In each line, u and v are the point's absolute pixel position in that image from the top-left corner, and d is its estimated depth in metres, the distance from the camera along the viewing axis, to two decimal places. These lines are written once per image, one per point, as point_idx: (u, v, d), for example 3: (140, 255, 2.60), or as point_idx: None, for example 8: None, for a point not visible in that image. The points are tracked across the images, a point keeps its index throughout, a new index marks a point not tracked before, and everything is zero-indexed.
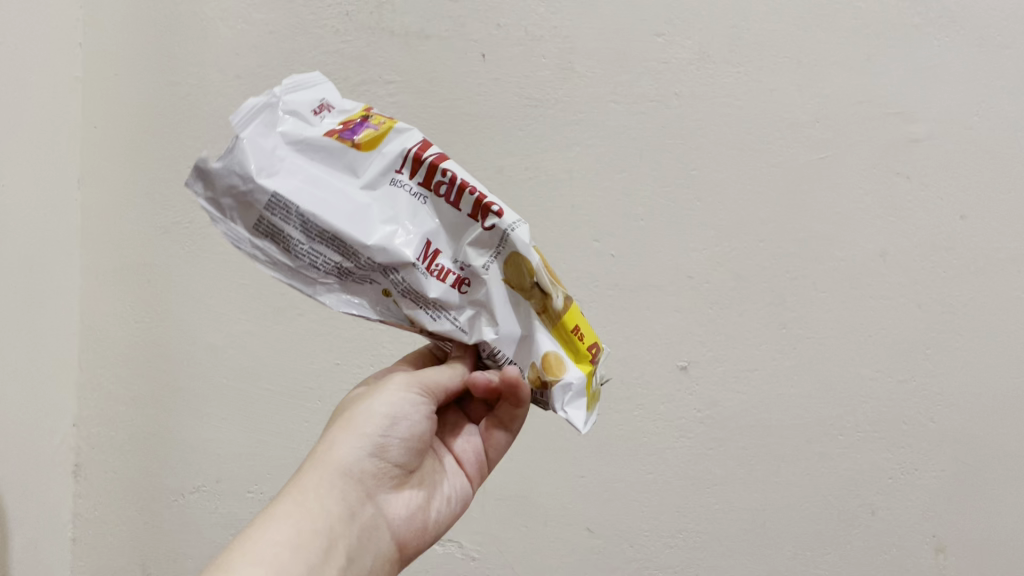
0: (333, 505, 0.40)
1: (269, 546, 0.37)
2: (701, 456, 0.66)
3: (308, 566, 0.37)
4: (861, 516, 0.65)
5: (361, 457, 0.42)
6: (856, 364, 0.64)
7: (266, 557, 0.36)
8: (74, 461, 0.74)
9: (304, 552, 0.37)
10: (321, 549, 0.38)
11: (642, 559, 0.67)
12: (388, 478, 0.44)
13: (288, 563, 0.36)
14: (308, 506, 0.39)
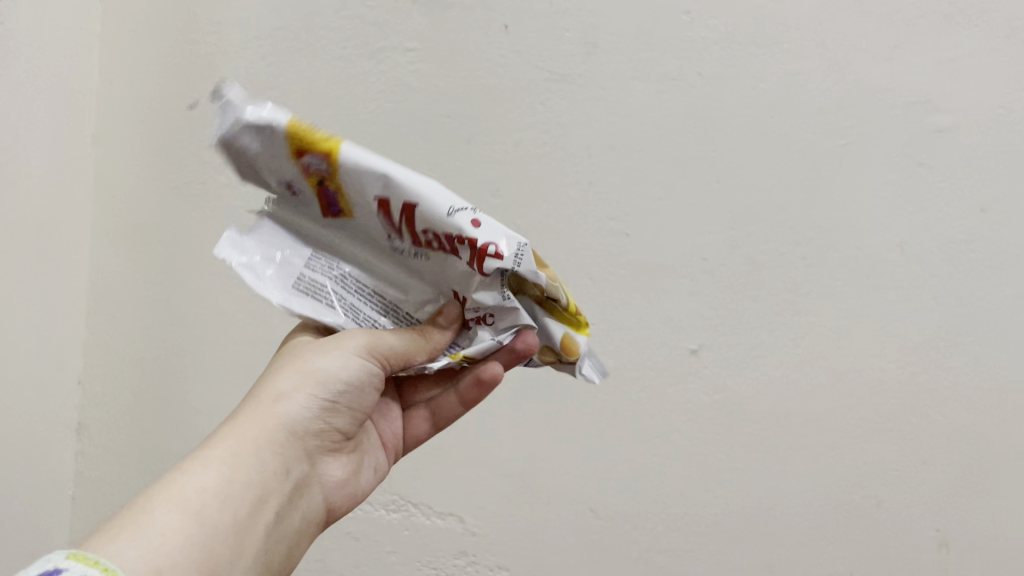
0: (270, 462, 0.39)
1: (199, 493, 0.35)
2: (707, 441, 0.66)
3: (232, 523, 0.35)
4: (865, 508, 0.64)
5: (303, 419, 0.41)
6: (868, 355, 0.63)
7: (193, 505, 0.34)
8: (78, 419, 0.75)
9: (232, 507, 0.36)
10: (248, 511, 0.36)
11: (641, 541, 0.67)
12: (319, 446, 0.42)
13: (211, 516, 0.35)
14: (241, 458, 0.37)
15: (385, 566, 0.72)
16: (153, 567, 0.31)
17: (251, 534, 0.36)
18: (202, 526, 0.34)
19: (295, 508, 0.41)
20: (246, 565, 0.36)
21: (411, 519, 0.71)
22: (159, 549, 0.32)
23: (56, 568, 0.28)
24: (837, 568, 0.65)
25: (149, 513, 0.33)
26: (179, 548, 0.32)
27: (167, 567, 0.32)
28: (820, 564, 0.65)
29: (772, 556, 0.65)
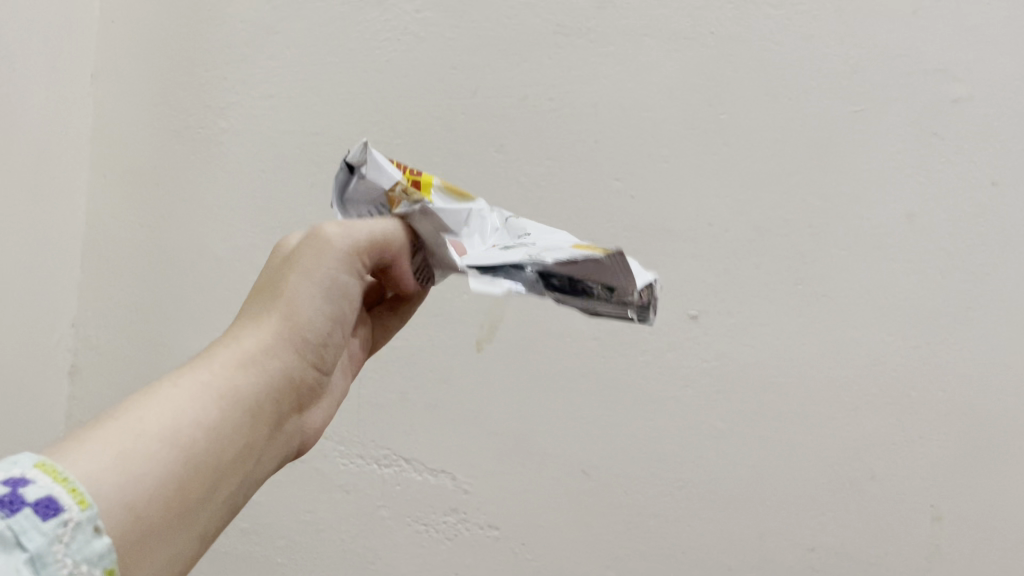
0: (265, 400, 0.36)
1: (188, 423, 0.32)
2: (705, 407, 0.65)
3: (212, 454, 0.33)
4: (859, 480, 0.63)
5: (303, 355, 0.38)
6: (871, 327, 0.62)
7: (182, 435, 0.32)
8: (71, 361, 0.75)
9: (221, 438, 0.33)
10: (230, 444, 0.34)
11: (634, 505, 0.67)
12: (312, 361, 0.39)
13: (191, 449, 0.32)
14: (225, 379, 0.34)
15: (378, 521, 0.72)
16: (128, 500, 0.29)
17: (230, 475, 0.34)
18: (184, 463, 0.31)
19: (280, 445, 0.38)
20: (218, 508, 0.33)
21: (405, 474, 0.71)
22: (138, 480, 0.29)
23: (23, 481, 0.26)
24: (830, 539, 0.64)
25: (135, 434, 0.30)
26: (158, 482, 0.30)
27: (142, 503, 0.29)
28: (813, 533, 0.64)
29: (764, 524, 0.65)
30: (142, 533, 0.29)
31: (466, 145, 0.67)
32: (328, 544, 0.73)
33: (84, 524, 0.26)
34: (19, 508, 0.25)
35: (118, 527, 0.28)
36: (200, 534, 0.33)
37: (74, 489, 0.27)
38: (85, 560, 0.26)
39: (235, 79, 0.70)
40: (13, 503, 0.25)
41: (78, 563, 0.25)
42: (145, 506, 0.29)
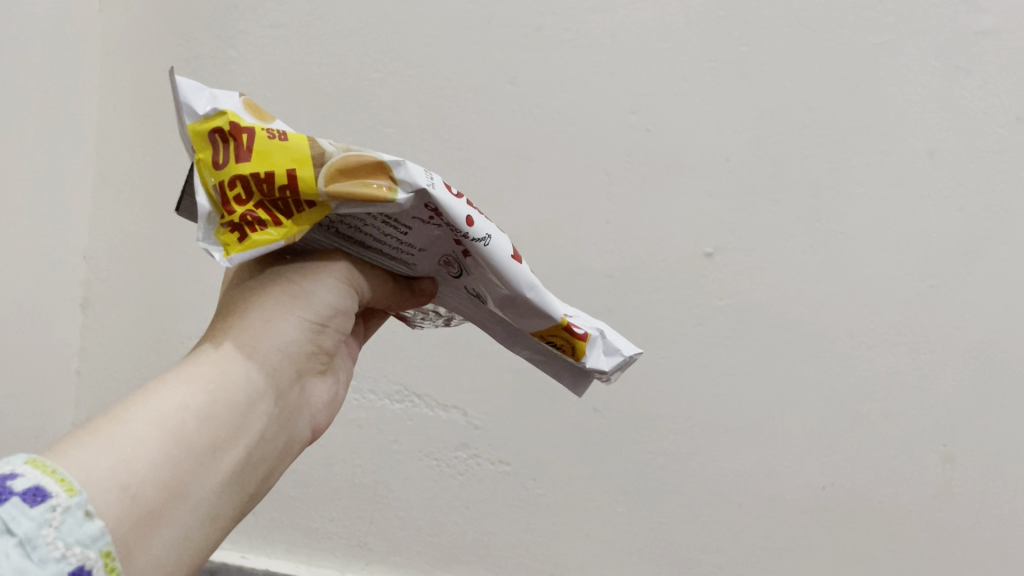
0: (263, 382, 0.33)
1: (176, 408, 0.29)
2: (717, 344, 0.65)
3: (207, 452, 0.30)
4: (873, 419, 0.63)
5: (293, 353, 0.34)
6: (889, 265, 0.62)
7: (171, 418, 0.29)
8: (83, 295, 0.74)
9: (216, 433, 0.30)
10: (225, 444, 0.30)
11: (645, 443, 0.67)
12: (310, 363, 0.36)
13: (185, 443, 0.29)
14: (212, 374, 0.31)
15: (389, 457, 0.72)
16: (120, 483, 0.26)
17: (234, 454, 0.31)
18: (176, 443, 0.28)
19: (284, 431, 0.35)
20: (225, 489, 0.30)
21: (416, 410, 0.71)
22: (128, 464, 0.27)
23: (10, 471, 0.23)
24: (840, 477, 0.64)
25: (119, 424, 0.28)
26: (152, 464, 0.27)
27: (137, 487, 0.26)
28: (823, 472, 0.64)
29: (776, 463, 0.65)
30: (143, 514, 0.26)
31: (478, 77, 0.66)
32: (340, 478, 0.73)
33: (75, 509, 0.24)
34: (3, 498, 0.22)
35: (115, 507, 0.25)
36: (208, 517, 0.30)
37: (62, 478, 0.24)
38: (80, 542, 0.23)
39: (247, 9, 0.69)
40: None
41: (71, 546, 0.23)
42: (140, 486, 0.27)
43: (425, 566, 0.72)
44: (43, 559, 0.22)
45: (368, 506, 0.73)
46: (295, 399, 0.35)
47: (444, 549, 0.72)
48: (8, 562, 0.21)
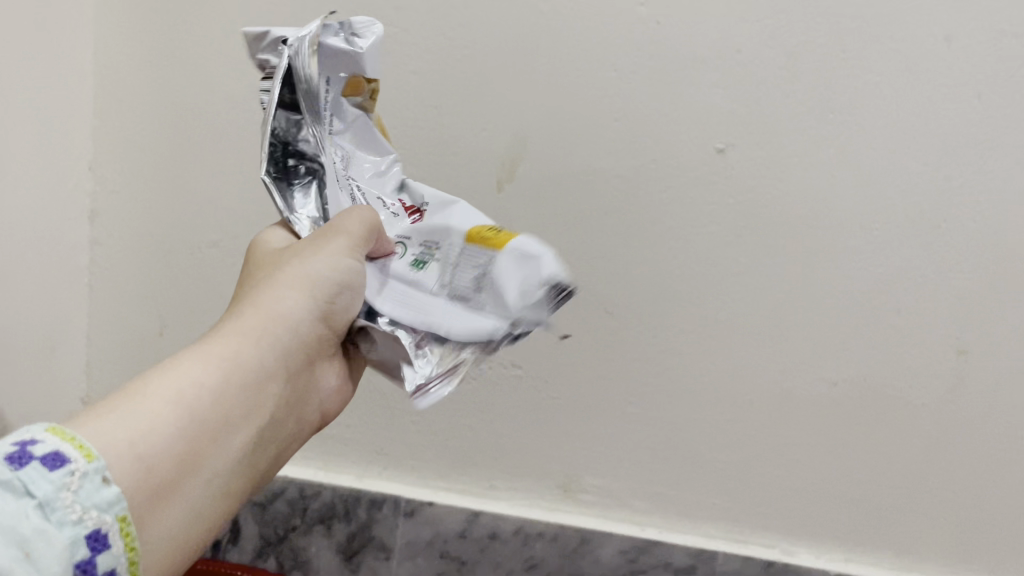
0: (264, 365, 0.41)
1: (190, 388, 0.36)
2: (730, 243, 0.64)
3: (217, 423, 0.37)
4: (886, 313, 0.64)
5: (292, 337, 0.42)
6: (902, 156, 0.61)
7: (188, 397, 0.36)
8: (91, 207, 0.72)
9: (224, 406, 0.37)
10: (230, 419, 0.38)
11: (659, 343, 0.67)
12: (306, 353, 0.44)
13: (202, 412, 0.36)
14: (226, 353, 0.39)
15: None
16: (142, 454, 0.32)
17: (237, 435, 0.38)
18: (190, 419, 0.35)
19: (279, 412, 0.42)
20: (229, 463, 0.38)
21: None
22: (148, 435, 0.33)
23: (32, 438, 0.29)
24: (849, 373, 0.66)
25: (140, 399, 0.34)
26: (169, 434, 0.34)
27: (151, 453, 0.33)
28: (834, 368, 0.66)
29: (789, 358, 0.66)
30: (158, 485, 0.33)
31: None
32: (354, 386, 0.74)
33: (92, 474, 0.29)
34: (27, 462, 0.28)
35: (136, 473, 0.32)
36: (211, 487, 0.37)
37: (80, 445, 0.30)
38: (95, 506, 0.29)
39: None
40: (22, 458, 0.28)
41: (86, 509, 0.28)
42: (158, 454, 0.33)
43: (442, 469, 0.74)
44: (60, 519, 0.27)
45: (383, 410, 0.74)
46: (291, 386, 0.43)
47: (460, 452, 0.74)
48: (29, 521, 0.26)
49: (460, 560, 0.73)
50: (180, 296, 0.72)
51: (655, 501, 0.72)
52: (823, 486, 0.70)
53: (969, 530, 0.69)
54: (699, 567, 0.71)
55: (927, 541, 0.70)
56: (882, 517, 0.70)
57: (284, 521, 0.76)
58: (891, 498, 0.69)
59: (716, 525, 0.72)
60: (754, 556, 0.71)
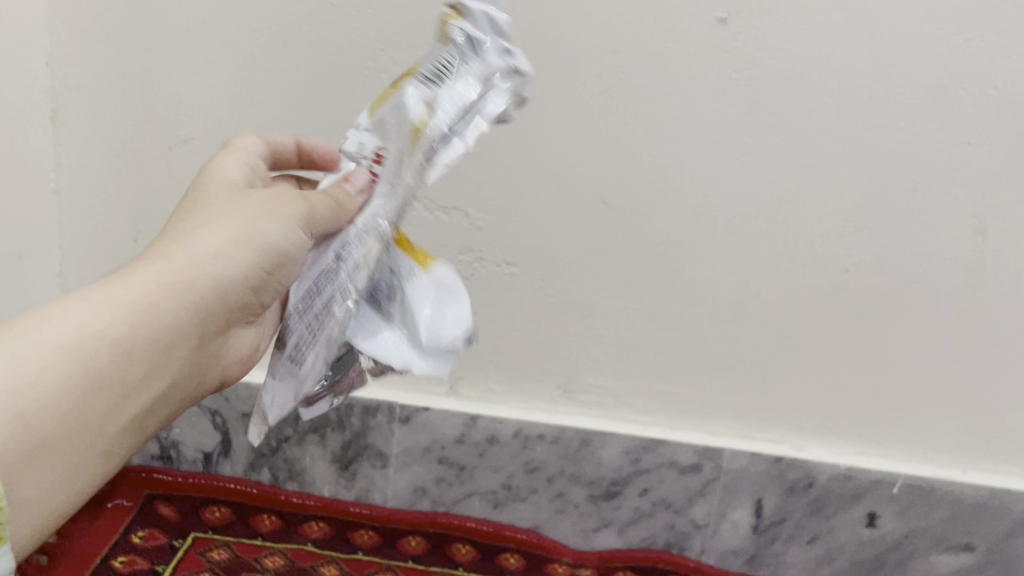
0: (188, 319, 0.35)
1: (95, 331, 0.31)
2: (735, 122, 0.60)
3: (114, 387, 0.32)
4: (901, 192, 0.60)
5: (229, 289, 0.37)
6: (921, 20, 0.56)
7: (90, 347, 0.31)
8: (51, 106, 0.66)
9: (128, 363, 0.32)
10: (132, 379, 0.33)
11: (660, 234, 0.64)
12: (236, 311, 0.38)
13: (103, 370, 0.31)
14: (145, 295, 0.33)
15: None
16: (21, 410, 0.28)
17: (139, 393, 0.33)
18: (87, 373, 0.30)
19: (191, 371, 0.37)
20: (118, 430, 0.33)
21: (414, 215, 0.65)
22: (31, 390, 0.28)
23: None
24: (863, 258, 0.62)
25: (31, 344, 0.29)
26: (62, 392, 0.29)
27: (34, 413, 0.28)
28: (846, 254, 0.62)
29: (799, 245, 0.63)
30: (31, 449, 0.28)
31: None
32: None
33: None
34: None
35: (10, 430, 0.27)
36: (96, 455, 0.32)
37: None
38: None
39: None
40: None
41: None
42: (38, 411, 0.29)
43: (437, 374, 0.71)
44: None
45: None
46: (209, 345, 0.38)
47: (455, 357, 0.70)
48: None
49: (459, 464, 0.72)
50: (155, 200, 0.67)
51: (659, 399, 0.70)
52: (834, 376, 0.67)
53: (981, 414, 0.67)
54: (704, 464, 0.70)
55: (939, 428, 0.68)
56: (893, 406, 0.68)
57: (275, 432, 0.73)
58: (904, 385, 0.67)
59: (723, 421, 0.70)
60: (763, 451, 0.69)
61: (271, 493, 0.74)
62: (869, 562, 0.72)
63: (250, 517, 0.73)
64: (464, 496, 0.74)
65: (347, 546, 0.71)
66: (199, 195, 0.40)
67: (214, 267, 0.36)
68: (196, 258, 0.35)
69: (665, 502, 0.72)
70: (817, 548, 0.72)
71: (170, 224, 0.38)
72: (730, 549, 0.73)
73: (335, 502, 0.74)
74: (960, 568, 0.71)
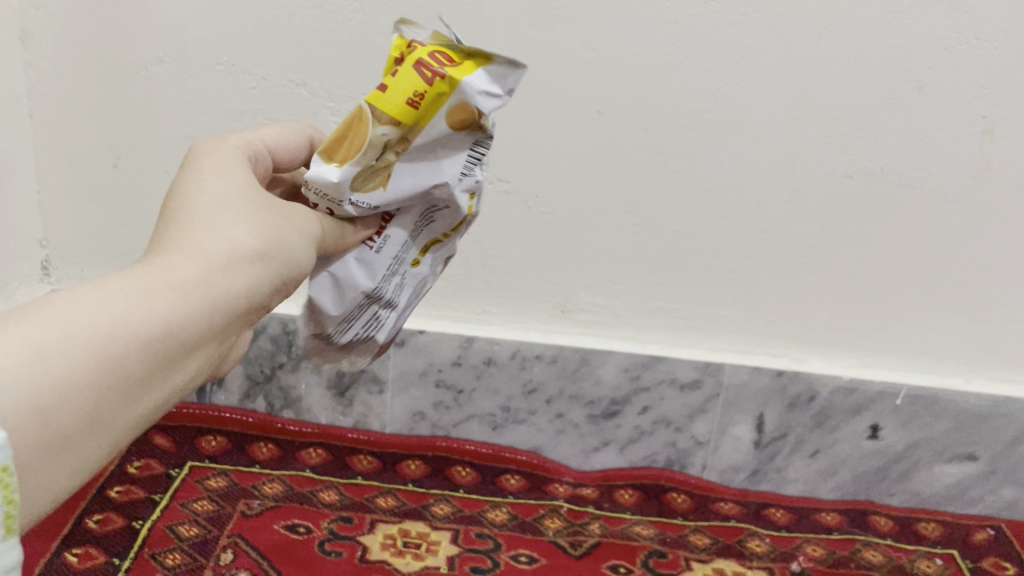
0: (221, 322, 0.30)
1: (128, 326, 0.26)
2: (734, 23, 0.57)
3: (139, 389, 0.27)
4: (906, 94, 0.58)
5: (257, 293, 0.31)
6: None
7: (117, 342, 0.25)
8: (19, 26, 0.63)
9: (157, 362, 0.27)
10: (157, 381, 0.27)
11: (657, 145, 0.61)
12: (255, 314, 0.33)
13: (132, 366, 0.26)
14: (176, 284, 0.28)
15: None
16: (34, 405, 0.23)
17: (160, 392, 0.28)
18: (111, 372, 0.25)
19: (203, 374, 0.31)
20: (129, 433, 0.27)
21: None
22: (52, 384, 0.23)
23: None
24: (867, 164, 0.61)
25: (56, 334, 0.24)
26: (83, 389, 0.24)
27: (54, 412, 0.23)
28: (850, 159, 0.61)
29: (800, 151, 0.61)
30: (36, 455, 0.23)
31: None
32: None
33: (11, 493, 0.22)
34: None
35: (20, 431, 0.22)
36: (104, 460, 0.26)
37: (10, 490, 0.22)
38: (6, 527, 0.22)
39: None
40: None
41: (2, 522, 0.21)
42: (57, 411, 0.23)
43: (432, 297, 0.69)
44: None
45: None
46: (224, 349, 0.32)
47: (449, 279, 0.68)
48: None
49: (456, 388, 0.71)
50: (133, 122, 0.65)
51: (658, 316, 0.68)
52: (836, 287, 0.65)
53: (986, 323, 0.66)
54: (705, 380, 0.69)
55: (943, 338, 0.67)
56: (897, 317, 0.66)
57: (270, 361, 0.71)
58: (907, 295, 0.65)
59: (723, 336, 0.68)
60: (763, 366, 0.68)
61: (266, 421, 0.73)
62: (872, 473, 0.71)
63: (246, 446, 0.71)
64: (463, 419, 0.73)
65: (347, 472, 0.70)
66: (210, 162, 0.33)
67: (245, 267, 0.31)
68: (230, 255, 0.30)
69: (665, 420, 0.71)
70: (818, 462, 0.71)
71: (188, 197, 0.32)
72: (731, 465, 0.73)
73: (332, 429, 0.74)
74: (961, 477, 0.71)
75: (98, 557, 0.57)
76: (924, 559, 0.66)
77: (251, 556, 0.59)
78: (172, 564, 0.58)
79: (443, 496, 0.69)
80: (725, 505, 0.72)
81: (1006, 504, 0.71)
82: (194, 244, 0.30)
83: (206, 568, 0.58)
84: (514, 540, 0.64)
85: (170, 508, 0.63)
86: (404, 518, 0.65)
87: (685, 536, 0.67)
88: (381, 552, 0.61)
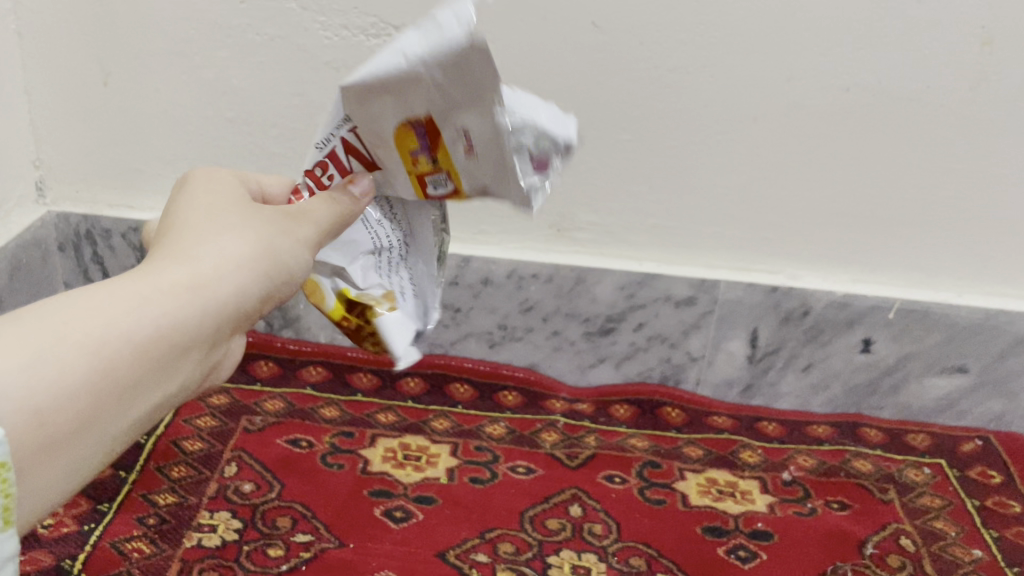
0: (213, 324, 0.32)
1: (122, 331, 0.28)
2: None
3: (136, 385, 0.29)
4: (905, 3, 0.58)
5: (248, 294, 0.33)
6: None
7: (111, 347, 0.27)
8: None
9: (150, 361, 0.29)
10: (153, 379, 0.29)
11: (652, 58, 0.61)
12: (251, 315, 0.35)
13: (123, 366, 0.28)
14: (168, 290, 0.30)
15: None
16: (32, 410, 0.25)
17: (154, 391, 0.30)
18: (103, 375, 0.27)
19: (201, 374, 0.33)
20: (124, 431, 0.29)
21: None
22: (50, 387, 0.25)
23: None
24: (864, 76, 0.60)
25: (55, 340, 0.26)
26: (80, 390, 0.26)
27: (47, 412, 0.25)
28: (847, 72, 0.60)
29: (798, 63, 0.60)
30: (30, 454, 0.25)
31: None
32: None
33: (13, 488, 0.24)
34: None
35: (17, 433, 0.24)
36: (99, 458, 0.28)
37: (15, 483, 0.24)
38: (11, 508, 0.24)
39: None
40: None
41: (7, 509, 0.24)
42: (52, 411, 0.25)
43: None
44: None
45: None
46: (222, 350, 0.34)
47: None
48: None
49: (454, 306, 0.72)
50: (122, 38, 0.64)
51: (653, 234, 0.68)
52: (830, 202, 0.66)
53: (979, 237, 0.66)
54: (699, 297, 0.69)
55: (937, 252, 0.67)
56: (890, 231, 0.67)
57: None
58: (902, 209, 0.65)
59: (719, 253, 0.69)
60: (758, 282, 0.68)
61: (267, 341, 0.74)
62: (863, 387, 0.73)
63: (246, 364, 0.72)
64: (460, 338, 0.74)
65: (347, 389, 0.71)
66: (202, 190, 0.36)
67: (237, 277, 0.33)
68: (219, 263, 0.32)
69: (660, 337, 0.72)
70: (811, 376, 0.73)
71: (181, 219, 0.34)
72: (725, 379, 0.74)
73: (333, 348, 0.75)
74: (951, 390, 0.72)
75: (105, 470, 0.58)
76: (912, 468, 0.67)
77: (255, 469, 0.61)
78: (177, 476, 0.59)
79: (441, 412, 0.70)
80: (718, 418, 0.73)
81: (993, 417, 0.73)
82: (183, 259, 0.32)
83: (211, 480, 0.59)
84: (512, 452, 0.66)
85: (174, 425, 0.64)
86: (404, 432, 0.67)
87: (679, 448, 0.68)
88: (382, 464, 0.63)
